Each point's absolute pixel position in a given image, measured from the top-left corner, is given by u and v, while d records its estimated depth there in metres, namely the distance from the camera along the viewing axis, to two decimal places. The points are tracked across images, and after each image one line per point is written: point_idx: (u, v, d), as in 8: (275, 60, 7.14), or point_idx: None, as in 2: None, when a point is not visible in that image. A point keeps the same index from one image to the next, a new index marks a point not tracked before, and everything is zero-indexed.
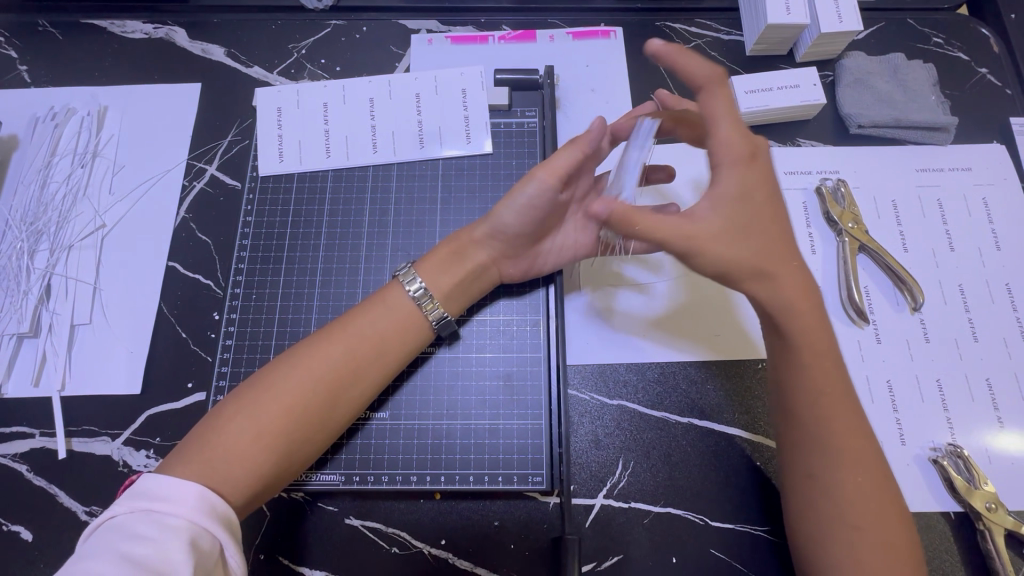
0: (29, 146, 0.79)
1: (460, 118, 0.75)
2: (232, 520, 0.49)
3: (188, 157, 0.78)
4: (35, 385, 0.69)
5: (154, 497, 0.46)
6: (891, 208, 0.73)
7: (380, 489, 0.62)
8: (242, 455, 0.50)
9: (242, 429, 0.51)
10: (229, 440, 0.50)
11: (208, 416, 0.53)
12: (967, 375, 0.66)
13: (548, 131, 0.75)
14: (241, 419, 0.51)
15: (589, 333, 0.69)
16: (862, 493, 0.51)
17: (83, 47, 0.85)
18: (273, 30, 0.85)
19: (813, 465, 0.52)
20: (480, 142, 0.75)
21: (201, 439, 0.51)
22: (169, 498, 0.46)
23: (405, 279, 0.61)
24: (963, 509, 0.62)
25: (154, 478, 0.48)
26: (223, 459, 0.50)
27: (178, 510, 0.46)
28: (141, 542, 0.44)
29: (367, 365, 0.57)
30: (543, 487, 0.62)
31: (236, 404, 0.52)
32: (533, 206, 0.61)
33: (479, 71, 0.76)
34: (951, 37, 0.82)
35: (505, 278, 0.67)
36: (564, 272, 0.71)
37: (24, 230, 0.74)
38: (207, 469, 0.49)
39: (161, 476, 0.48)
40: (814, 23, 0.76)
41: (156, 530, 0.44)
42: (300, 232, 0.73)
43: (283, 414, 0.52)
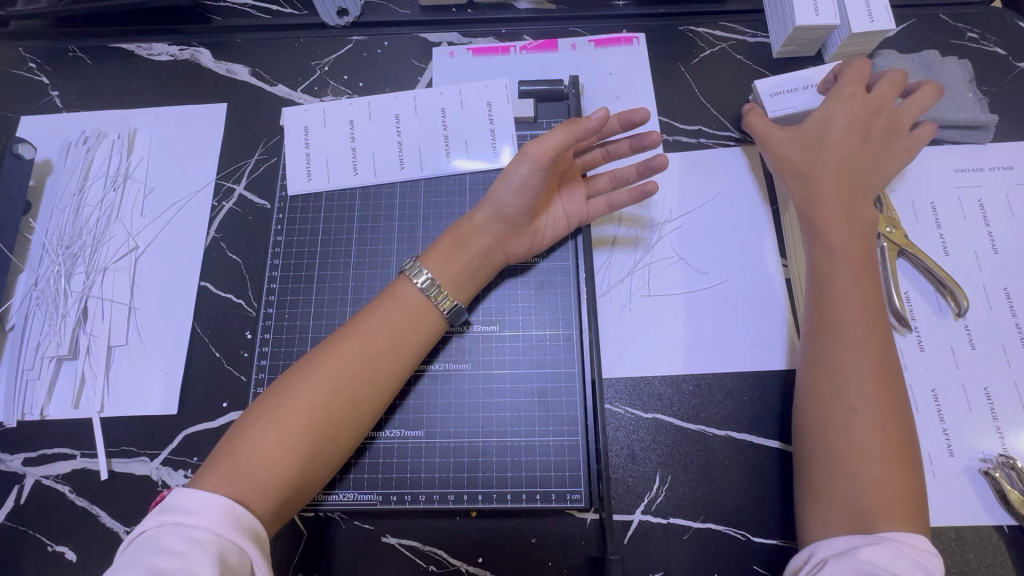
0: (63, 170, 0.80)
1: (485, 131, 0.75)
2: (257, 533, 0.49)
3: (217, 176, 0.79)
4: (75, 406, 0.70)
5: (181, 512, 0.47)
6: (930, 210, 0.71)
7: (417, 508, 0.62)
8: (270, 460, 0.51)
9: (265, 434, 0.52)
10: (254, 449, 0.52)
11: (229, 431, 0.54)
12: (1018, 382, 0.64)
13: None
14: (263, 427, 0.53)
15: (655, 363, 0.67)
16: (858, 377, 0.55)
17: (112, 70, 0.86)
18: (296, 48, 0.85)
19: (822, 349, 0.57)
20: (506, 154, 0.74)
21: (224, 451, 0.52)
22: (194, 510, 0.47)
23: (413, 273, 0.62)
24: (1017, 523, 0.60)
25: (182, 493, 0.49)
26: (247, 465, 0.51)
27: (204, 522, 0.46)
28: (167, 554, 0.44)
29: (388, 358, 0.58)
30: (581, 504, 0.61)
31: (258, 409, 0.54)
32: (524, 187, 0.62)
33: (503, 84, 0.75)
34: (986, 32, 0.80)
35: (509, 258, 0.67)
36: (609, 319, 0.69)
37: (60, 253, 0.76)
38: (237, 479, 0.50)
39: (188, 489, 0.49)
40: (843, 22, 0.74)
41: (183, 541, 0.45)
42: (330, 250, 0.73)
43: (309, 413, 0.54)
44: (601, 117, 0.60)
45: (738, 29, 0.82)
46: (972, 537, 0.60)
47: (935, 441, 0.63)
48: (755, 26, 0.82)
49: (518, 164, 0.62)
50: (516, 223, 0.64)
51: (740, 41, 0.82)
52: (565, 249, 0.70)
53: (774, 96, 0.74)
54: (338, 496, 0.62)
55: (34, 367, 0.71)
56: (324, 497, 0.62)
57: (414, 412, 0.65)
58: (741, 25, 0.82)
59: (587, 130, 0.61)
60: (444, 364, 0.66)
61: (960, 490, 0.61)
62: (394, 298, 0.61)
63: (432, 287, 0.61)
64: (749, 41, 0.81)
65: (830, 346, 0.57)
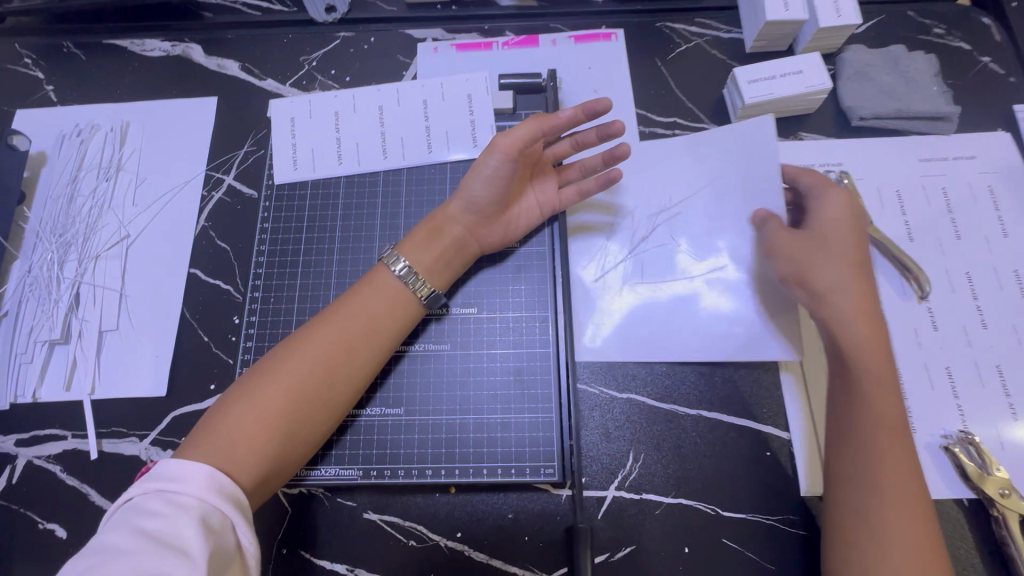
0: (57, 162, 0.83)
1: (466, 122, 0.77)
2: (241, 500, 0.51)
3: (207, 167, 0.82)
4: (67, 388, 0.72)
5: (166, 480, 0.49)
6: (896, 199, 0.74)
7: (397, 482, 0.64)
8: (255, 435, 0.54)
9: (245, 412, 0.54)
10: (235, 428, 0.54)
11: (210, 411, 0.56)
12: (978, 362, 0.67)
13: None
14: (244, 406, 0.55)
15: (628, 345, 0.69)
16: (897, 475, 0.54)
17: (106, 65, 0.89)
18: (285, 44, 0.88)
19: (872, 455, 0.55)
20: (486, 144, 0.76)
21: (205, 429, 0.54)
22: (180, 478, 0.49)
23: (391, 262, 0.64)
24: (976, 496, 0.62)
25: (167, 463, 0.50)
26: (228, 441, 0.53)
27: (189, 488, 0.48)
28: (153, 517, 0.46)
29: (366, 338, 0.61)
30: (556, 478, 0.63)
31: (239, 389, 0.56)
32: (494, 177, 0.64)
33: (484, 77, 0.78)
34: (952, 27, 0.83)
35: (483, 247, 0.69)
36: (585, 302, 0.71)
37: (54, 241, 0.78)
38: (217, 453, 0.52)
39: (170, 461, 0.51)
40: (812, 18, 0.77)
41: (167, 510, 0.47)
42: (315, 237, 0.75)
43: (289, 392, 0.56)
44: (569, 114, 0.64)
45: (713, 24, 0.85)
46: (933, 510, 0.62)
47: None
48: (729, 22, 0.85)
49: (487, 157, 0.64)
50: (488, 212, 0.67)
51: (715, 36, 0.84)
52: (542, 236, 0.73)
53: (753, 82, 0.76)
54: (322, 472, 0.64)
55: (27, 351, 0.73)
56: (307, 473, 0.64)
57: (394, 390, 0.67)
58: (716, 21, 0.85)
59: (552, 122, 0.64)
60: (423, 345, 0.68)
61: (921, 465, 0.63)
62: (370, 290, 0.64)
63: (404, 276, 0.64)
64: (724, 37, 0.84)
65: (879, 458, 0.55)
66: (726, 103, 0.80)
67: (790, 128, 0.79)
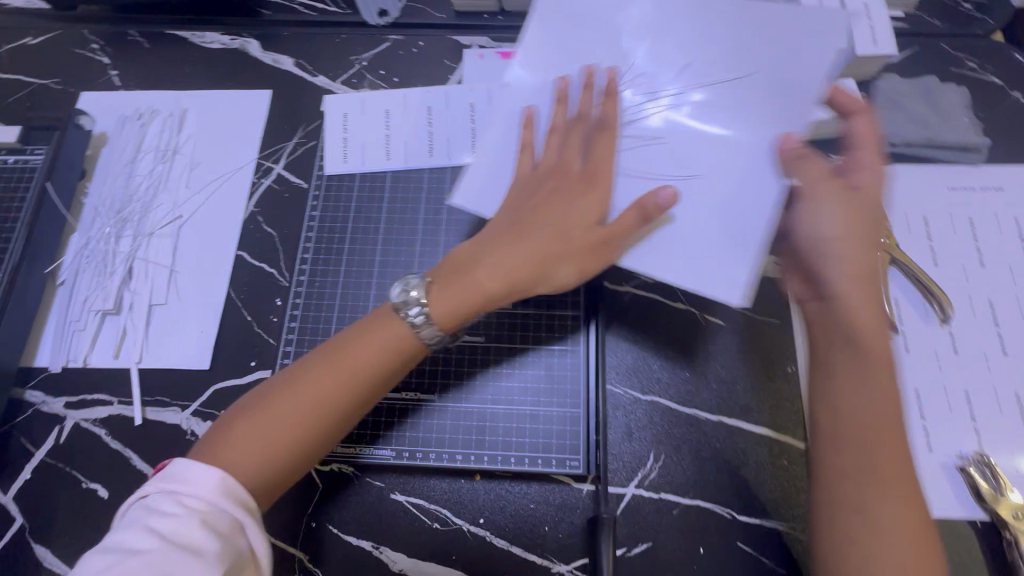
0: (117, 143, 0.87)
1: None
2: (250, 504, 0.53)
3: (258, 156, 0.86)
4: (116, 357, 0.76)
5: (174, 483, 0.51)
6: (922, 224, 0.76)
7: (427, 465, 0.67)
8: (252, 459, 0.54)
9: (235, 449, 0.54)
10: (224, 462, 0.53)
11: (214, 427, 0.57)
12: (997, 387, 0.68)
13: None
14: (237, 441, 0.54)
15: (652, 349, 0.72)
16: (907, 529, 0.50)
17: (167, 54, 0.94)
18: (337, 43, 0.92)
19: (843, 495, 0.52)
20: None
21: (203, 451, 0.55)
22: (191, 482, 0.51)
23: (403, 307, 0.60)
24: (990, 518, 0.63)
25: (179, 465, 0.52)
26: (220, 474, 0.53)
27: (199, 492, 0.50)
28: (165, 518, 0.49)
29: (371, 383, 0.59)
30: (579, 471, 0.66)
31: (239, 416, 0.56)
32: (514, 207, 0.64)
33: None
34: (984, 62, 0.85)
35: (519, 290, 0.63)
36: (615, 306, 0.74)
37: (111, 217, 0.82)
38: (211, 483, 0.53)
39: (180, 465, 0.52)
40: (848, 46, 0.80)
41: (179, 509, 0.49)
42: (360, 227, 0.79)
43: (280, 434, 0.55)
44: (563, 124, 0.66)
45: None
46: (946, 527, 0.64)
47: (917, 437, 0.67)
48: None
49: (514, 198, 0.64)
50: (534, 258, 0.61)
51: None
52: None
53: None
54: (356, 450, 0.68)
55: (81, 319, 0.77)
56: (341, 451, 0.67)
57: (430, 378, 0.70)
58: None
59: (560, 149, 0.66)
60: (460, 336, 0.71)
61: (936, 484, 0.65)
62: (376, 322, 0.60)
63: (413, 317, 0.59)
64: None
65: (849, 510, 0.52)
66: None
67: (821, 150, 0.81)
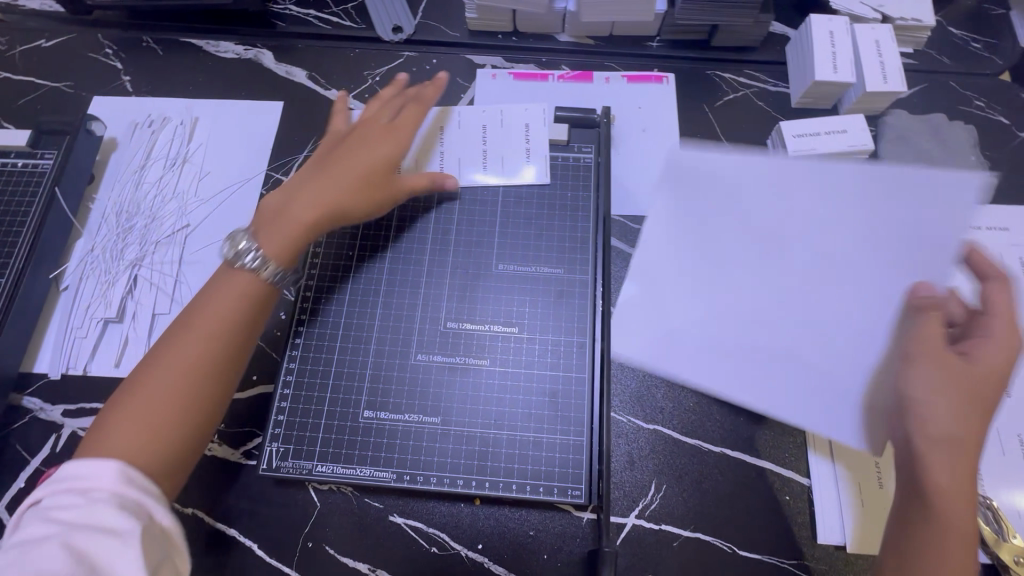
0: (127, 148, 0.87)
1: (521, 149, 0.81)
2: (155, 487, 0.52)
3: (268, 167, 0.86)
4: (116, 366, 0.75)
5: (73, 475, 0.49)
6: None
7: (427, 489, 0.66)
8: (142, 432, 0.53)
9: (125, 433, 0.52)
10: (115, 442, 0.52)
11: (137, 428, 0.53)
12: (1000, 430, 0.68)
13: (603, 165, 0.79)
14: (138, 404, 0.54)
15: (655, 378, 0.72)
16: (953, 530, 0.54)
17: (181, 61, 0.94)
18: (350, 58, 0.93)
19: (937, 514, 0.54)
20: (540, 173, 0.80)
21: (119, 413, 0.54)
22: (88, 476, 0.49)
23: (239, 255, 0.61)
24: (990, 561, 0.63)
25: (72, 466, 0.50)
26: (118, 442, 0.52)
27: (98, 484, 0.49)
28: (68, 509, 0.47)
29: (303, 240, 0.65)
30: (581, 500, 0.65)
31: (127, 407, 0.54)
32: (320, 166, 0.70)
33: (541, 109, 0.82)
34: (992, 102, 0.86)
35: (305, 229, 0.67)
36: None
37: (118, 224, 0.82)
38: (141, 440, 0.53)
39: (80, 469, 0.50)
40: (858, 82, 0.81)
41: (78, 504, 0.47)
42: (368, 244, 0.77)
43: (174, 394, 0.55)
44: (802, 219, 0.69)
45: (761, 78, 0.89)
46: None
47: None
48: (776, 77, 0.89)
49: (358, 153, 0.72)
50: (320, 199, 0.67)
51: (762, 89, 0.88)
52: (586, 264, 0.75)
53: (797, 137, 0.79)
54: (356, 471, 0.67)
55: (83, 326, 0.77)
56: (341, 471, 0.67)
57: (433, 399, 0.70)
58: (764, 74, 0.89)
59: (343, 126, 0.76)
60: (464, 359, 0.71)
61: None
62: (215, 271, 0.62)
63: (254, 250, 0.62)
64: (770, 90, 0.88)
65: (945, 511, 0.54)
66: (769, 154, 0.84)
67: None
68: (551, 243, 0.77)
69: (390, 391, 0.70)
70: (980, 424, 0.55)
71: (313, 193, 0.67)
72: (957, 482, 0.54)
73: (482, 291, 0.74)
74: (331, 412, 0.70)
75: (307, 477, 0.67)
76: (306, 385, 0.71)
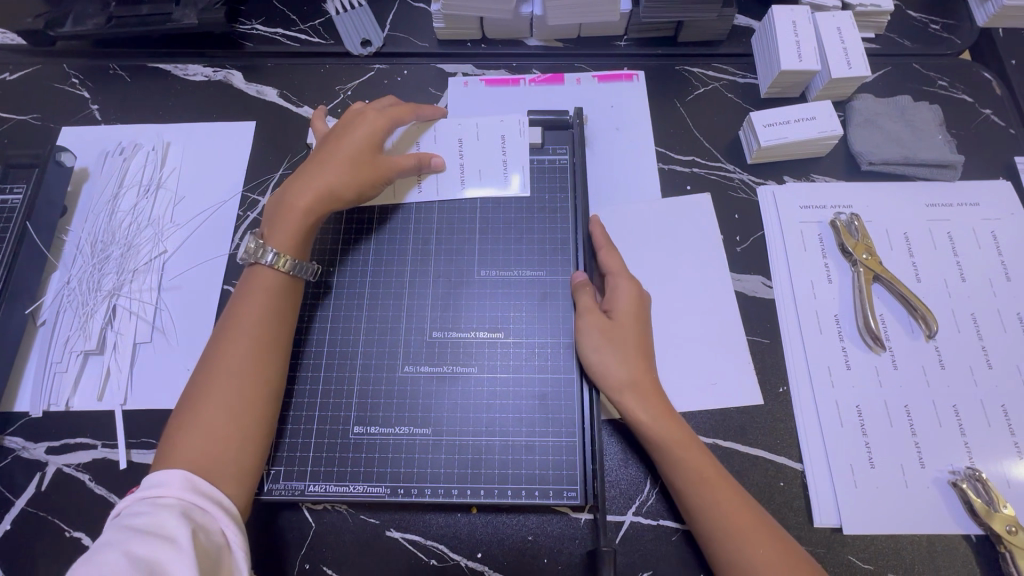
0: (99, 177, 0.86)
1: (499, 161, 0.80)
2: (225, 502, 0.55)
3: (244, 189, 0.85)
4: (100, 398, 0.74)
5: (147, 488, 0.53)
6: (903, 241, 0.77)
7: (422, 502, 0.66)
8: (218, 434, 0.58)
9: (204, 441, 0.57)
10: (194, 445, 0.57)
11: (219, 423, 0.58)
12: (984, 401, 0.69)
13: (579, 167, 0.78)
14: (207, 414, 0.58)
15: None
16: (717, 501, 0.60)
17: (150, 87, 0.93)
18: (321, 73, 0.92)
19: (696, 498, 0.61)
20: (517, 184, 0.79)
21: (179, 441, 0.57)
22: (161, 484, 0.53)
23: (259, 253, 0.67)
24: (984, 532, 0.64)
25: (152, 479, 0.54)
26: (202, 448, 0.57)
27: (170, 490, 0.52)
28: (138, 516, 0.50)
29: (304, 229, 0.70)
30: (576, 501, 0.65)
31: (197, 413, 0.59)
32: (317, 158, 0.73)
33: (518, 119, 0.81)
34: (955, 81, 0.88)
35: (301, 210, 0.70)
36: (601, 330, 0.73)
37: (93, 255, 0.81)
38: (220, 448, 0.57)
39: (160, 481, 0.53)
40: (824, 68, 0.82)
41: (151, 507, 0.51)
42: (348, 258, 0.77)
43: (245, 400, 0.60)
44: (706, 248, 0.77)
45: (729, 70, 0.90)
46: (940, 543, 0.64)
47: (908, 454, 0.67)
48: (744, 69, 0.90)
49: (355, 140, 0.73)
50: (316, 185, 0.70)
51: (731, 81, 0.89)
52: (568, 265, 0.75)
53: (768, 126, 0.80)
54: (348, 488, 0.67)
55: (62, 360, 0.75)
56: (335, 490, 0.66)
57: (423, 409, 0.69)
58: (732, 66, 0.90)
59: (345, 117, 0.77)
60: (454, 367, 0.71)
61: (931, 501, 0.65)
62: (245, 272, 0.68)
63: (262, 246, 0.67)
64: (739, 82, 0.89)
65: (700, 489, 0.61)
66: (742, 145, 0.85)
67: (803, 170, 0.83)
68: (530, 246, 0.76)
69: (383, 401, 0.70)
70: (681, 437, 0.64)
71: (308, 181, 0.71)
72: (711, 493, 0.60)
73: (470, 295, 0.74)
74: (320, 431, 0.69)
75: (300, 499, 0.66)
76: (296, 405, 0.70)
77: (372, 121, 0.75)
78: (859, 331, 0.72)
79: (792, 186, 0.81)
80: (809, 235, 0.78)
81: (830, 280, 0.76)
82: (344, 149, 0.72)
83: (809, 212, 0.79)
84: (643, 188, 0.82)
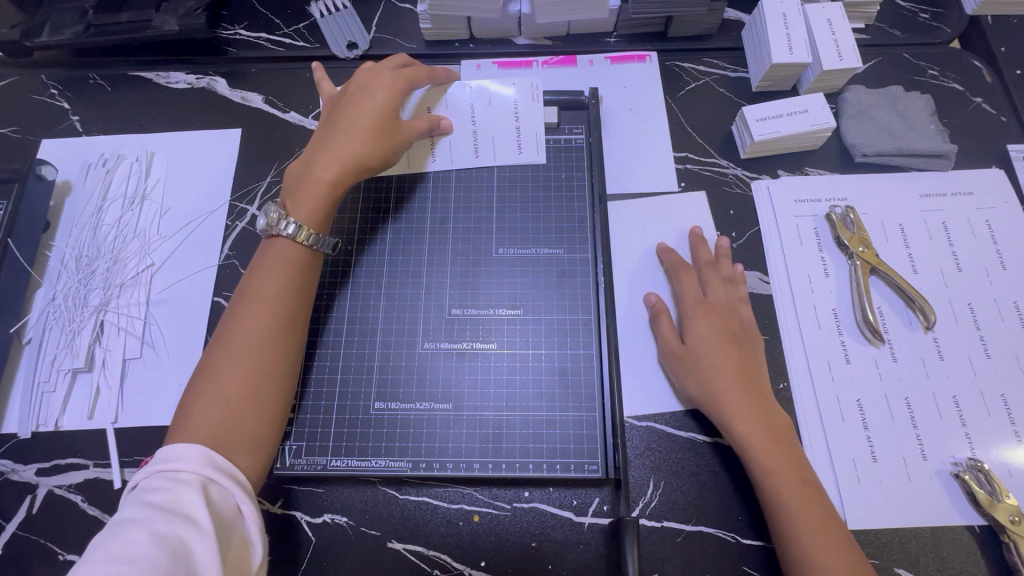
0: (82, 190, 0.84)
1: (512, 129, 0.79)
2: (238, 477, 0.54)
3: (232, 198, 0.83)
4: (90, 417, 0.72)
5: (164, 461, 0.51)
6: (899, 231, 0.77)
7: (445, 475, 0.66)
8: (232, 404, 0.57)
9: (218, 410, 0.56)
10: (209, 414, 0.56)
11: (233, 391, 0.57)
12: (984, 391, 0.69)
13: (595, 146, 0.78)
14: (221, 384, 0.57)
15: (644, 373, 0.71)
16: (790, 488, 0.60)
17: (131, 96, 0.91)
18: (307, 78, 0.91)
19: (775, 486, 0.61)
20: (534, 152, 0.79)
21: (193, 411, 0.56)
22: (181, 459, 0.51)
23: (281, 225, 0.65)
24: (987, 522, 0.64)
25: (169, 450, 0.52)
26: (214, 418, 0.56)
27: (188, 465, 0.51)
28: (156, 492, 0.49)
29: (329, 199, 0.68)
30: (599, 474, 0.65)
31: (212, 380, 0.58)
32: (333, 126, 0.71)
33: (529, 83, 0.80)
34: (945, 70, 0.88)
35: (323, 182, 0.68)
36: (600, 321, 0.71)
37: (79, 269, 0.79)
38: (234, 420, 0.57)
39: (177, 454, 0.52)
40: (815, 60, 0.81)
41: (170, 483, 0.49)
42: (367, 230, 0.76)
43: (260, 368, 0.59)
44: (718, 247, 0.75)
45: (720, 64, 0.89)
46: (944, 536, 0.64)
47: (910, 446, 0.67)
48: (736, 63, 0.89)
49: (370, 104, 0.71)
50: (335, 155, 0.69)
51: (722, 75, 0.89)
52: (566, 263, 0.74)
53: (760, 120, 0.79)
54: (371, 462, 0.67)
55: (50, 379, 0.74)
56: (356, 464, 0.67)
57: (442, 386, 0.69)
58: (723, 61, 0.90)
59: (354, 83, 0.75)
60: (472, 344, 0.71)
61: (934, 493, 0.65)
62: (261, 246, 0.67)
63: (280, 218, 0.66)
64: (730, 76, 0.88)
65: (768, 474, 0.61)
66: (735, 140, 0.84)
67: (797, 163, 0.82)
68: (548, 226, 0.76)
69: (397, 383, 0.69)
70: (762, 400, 0.65)
71: (328, 151, 0.69)
72: (775, 460, 0.62)
73: (484, 278, 0.74)
74: (342, 404, 0.69)
75: (323, 472, 0.67)
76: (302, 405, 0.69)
77: (382, 86, 0.73)
78: (856, 324, 0.72)
79: (786, 181, 0.81)
80: (805, 230, 0.78)
81: (827, 275, 0.75)
82: (358, 113, 0.71)
83: (803, 206, 0.79)
84: (639, 185, 0.81)
